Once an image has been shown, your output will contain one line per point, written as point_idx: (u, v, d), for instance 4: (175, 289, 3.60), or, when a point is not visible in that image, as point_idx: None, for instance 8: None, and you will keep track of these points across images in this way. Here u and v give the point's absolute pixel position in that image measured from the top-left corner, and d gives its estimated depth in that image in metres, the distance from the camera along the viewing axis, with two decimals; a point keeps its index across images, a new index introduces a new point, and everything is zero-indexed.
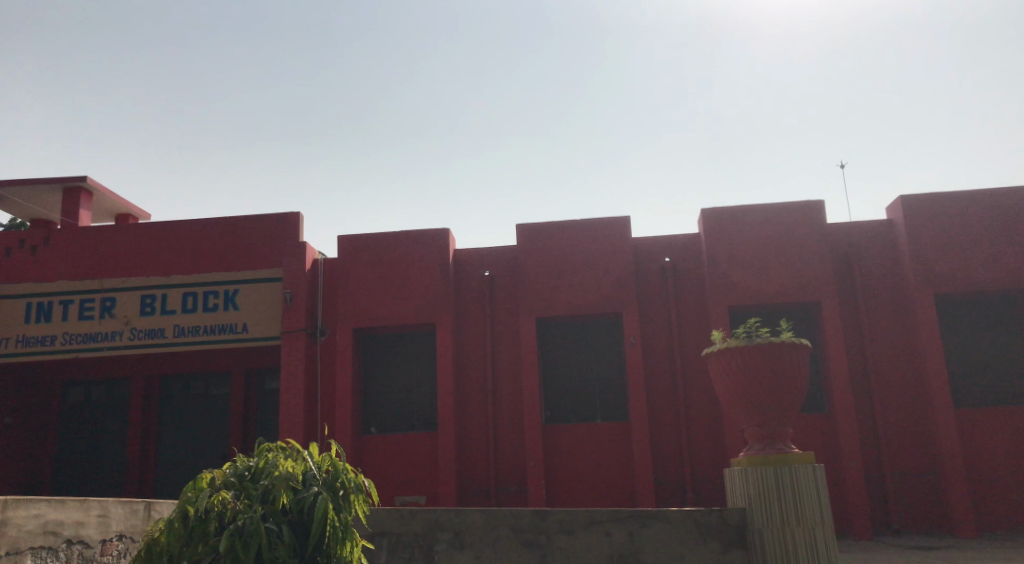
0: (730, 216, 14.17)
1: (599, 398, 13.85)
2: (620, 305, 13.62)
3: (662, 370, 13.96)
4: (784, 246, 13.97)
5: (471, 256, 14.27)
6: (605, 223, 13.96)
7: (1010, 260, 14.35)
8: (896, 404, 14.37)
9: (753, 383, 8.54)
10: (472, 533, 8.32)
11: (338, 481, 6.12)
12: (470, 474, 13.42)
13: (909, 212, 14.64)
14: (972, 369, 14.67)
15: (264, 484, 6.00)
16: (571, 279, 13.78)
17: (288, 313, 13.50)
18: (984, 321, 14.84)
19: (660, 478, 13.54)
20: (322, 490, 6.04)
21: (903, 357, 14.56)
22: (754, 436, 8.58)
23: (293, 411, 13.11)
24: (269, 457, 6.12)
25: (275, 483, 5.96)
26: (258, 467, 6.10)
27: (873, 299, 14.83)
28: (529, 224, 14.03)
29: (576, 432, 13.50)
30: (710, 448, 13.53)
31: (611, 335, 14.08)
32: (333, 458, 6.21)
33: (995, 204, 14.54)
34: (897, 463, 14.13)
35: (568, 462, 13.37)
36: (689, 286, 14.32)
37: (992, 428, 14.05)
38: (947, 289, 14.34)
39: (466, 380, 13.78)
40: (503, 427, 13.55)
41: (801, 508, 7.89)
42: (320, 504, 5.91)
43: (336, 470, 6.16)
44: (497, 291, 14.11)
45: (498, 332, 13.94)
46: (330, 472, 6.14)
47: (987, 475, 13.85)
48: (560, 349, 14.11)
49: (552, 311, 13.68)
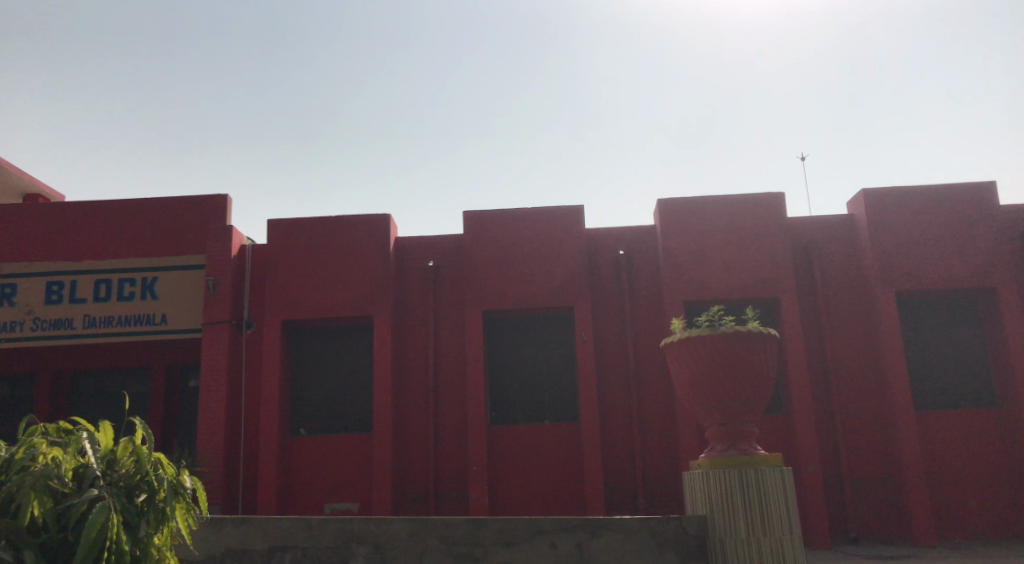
0: (687, 206, 13.41)
1: (549, 398, 12.96)
2: (571, 298, 12.77)
3: (615, 369, 13.13)
4: (744, 239, 13.25)
5: (414, 245, 13.28)
6: (557, 211, 13.11)
7: (974, 256, 13.81)
8: (858, 407, 13.73)
9: (716, 376, 7.74)
10: (395, 546, 7.36)
11: (130, 483, 5.83)
12: (407, 480, 12.42)
13: (872, 205, 14.04)
14: (934, 370, 14.06)
15: (20, 483, 5.55)
16: (520, 271, 12.89)
17: (212, 303, 12.38)
18: (948, 321, 14.27)
19: (610, 483, 12.69)
20: (101, 493, 5.67)
21: (864, 358, 13.93)
22: (716, 434, 7.80)
23: (214, 410, 12.02)
24: (35, 449, 5.68)
25: (32, 485, 5.53)
26: (16, 460, 5.65)
27: (835, 296, 14.20)
28: (475, 211, 13.12)
29: (523, 434, 12.60)
30: (663, 453, 12.74)
31: (562, 331, 13.21)
32: (127, 452, 5.89)
33: (959, 199, 14.01)
34: (858, 470, 13.49)
35: (514, 466, 12.45)
36: (643, 280, 13.53)
37: (954, 431, 13.48)
38: (911, 286, 13.75)
39: (406, 378, 12.79)
40: (445, 429, 12.58)
41: (768, 517, 7.07)
42: (93, 512, 5.52)
43: (132, 469, 5.85)
44: (442, 283, 13.15)
45: (442, 326, 12.99)
46: (125, 471, 5.85)
47: (949, 480, 13.27)
48: (508, 345, 13.19)
49: (499, 304, 12.77)
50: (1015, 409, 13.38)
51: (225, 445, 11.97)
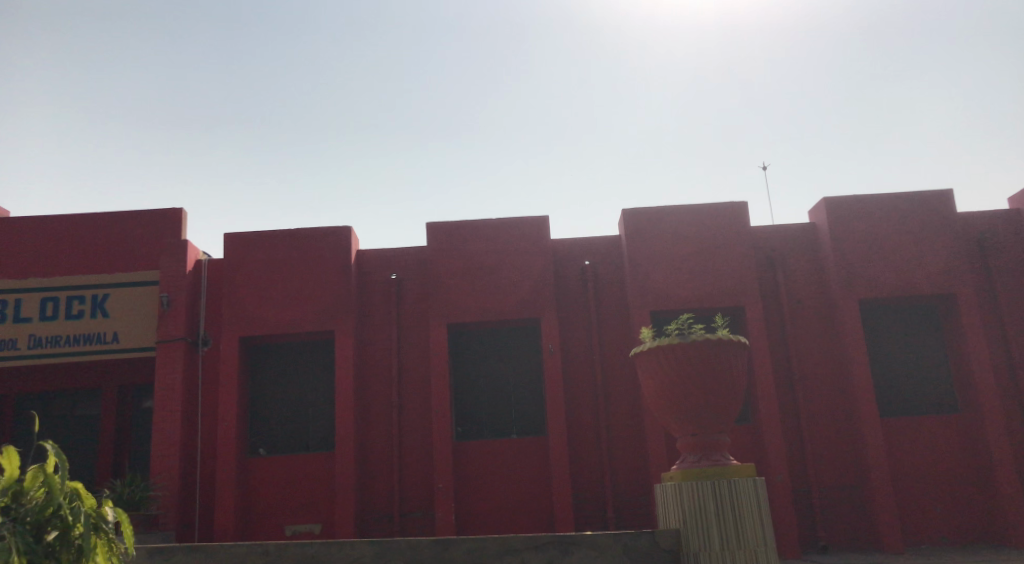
0: (652, 215, 13.31)
1: (515, 411, 12.72)
2: (536, 310, 12.57)
3: (581, 381, 12.94)
4: (709, 248, 13.17)
5: (376, 258, 12.99)
6: (521, 222, 12.92)
7: (935, 263, 13.87)
8: (825, 415, 13.68)
9: (687, 386, 7.58)
10: None
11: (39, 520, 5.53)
12: (371, 500, 12.08)
13: (835, 213, 14.05)
14: (899, 377, 14.06)
15: None
16: (484, 283, 12.66)
17: (166, 320, 11.98)
18: (912, 327, 14.29)
19: (578, 498, 12.46)
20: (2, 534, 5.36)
21: (829, 366, 13.89)
22: (688, 446, 7.66)
23: (169, 431, 11.60)
24: None
25: None
26: None
27: (799, 304, 14.17)
28: (438, 223, 12.88)
29: (489, 450, 12.32)
30: (631, 466, 12.55)
31: (528, 344, 12.99)
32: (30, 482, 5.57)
33: (920, 206, 14.08)
34: (826, 479, 13.42)
35: (481, 483, 12.17)
36: (609, 290, 13.37)
37: (919, 437, 13.47)
38: (874, 293, 13.76)
39: (369, 394, 12.47)
40: (409, 445, 12.29)
41: (743, 529, 6.94)
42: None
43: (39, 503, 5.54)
44: (405, 296, 12.88)
45: (405, 341, 12.70)
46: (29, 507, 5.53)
47: (915, 487, 13.25)
48: (472, 359, 12.94)
49: (463, 317, 12.53)
50: (980, 415, 13.41)
51: (181, 467, 11.55)
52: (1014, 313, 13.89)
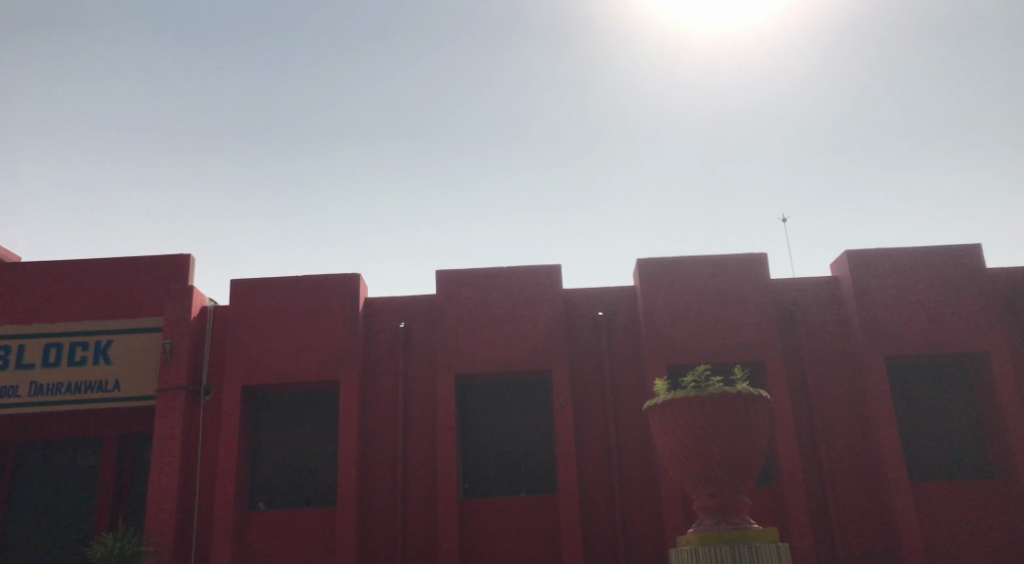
0: (667, 266, 12.94)
1: (526, 467, 12.24)
2: (548, 361, 12.17)
3: (595, 437, 12.45)
4: (727, 299, 12.76)
5: (385, 306, 12.68)
6: (533, 271, 12.60)
7: (963, 318, 13.38)
8: (850, 476, 13.07)
9: (704, 442, 7.13)
10: None
11: None
12: (373, 558, 11.57)
13: (857, 266, 13.63)
14: (927, 437, 13.46)
15: None
16: (494, 333, 12.30)
17: (168, 367, 11.66)
18: (940, 385, 13.73)
19: (591, 560, 11.88)
20: None
21: (854, 424, 13.33)
22: (704, 507, 7.22)
23: (165, 482, 11.20)
24: None
25: None
26: None
27: (822, 359, 13.68)
28: (448, 271, 12.58)
29: (497, 508, 11.82)
30: (646, 526, 11.99)
31: (540, 397, 12.55)
32: None
33: (946, 260, 13.64)
34: (852, 545, 12.76)
35: (488, 542, 11.64)
36: (623, 342, 12.95)
37: (950, 501, 12.82)
38: (900, 349, 13.25)
39: (373, 447, 12.04)
40: (414, 502, 11.81)
41: None
42: None
43: None
44: (413, 346, 12.53)
45: (412, 392, 12.31)
46: None
47: (947, 556, 12.55)
48: (482, 412, 12.51)
49: (472, 368, 12.14)
50: (1014, 478, 12.76)
51: (176, 521, 11.13)
52: None
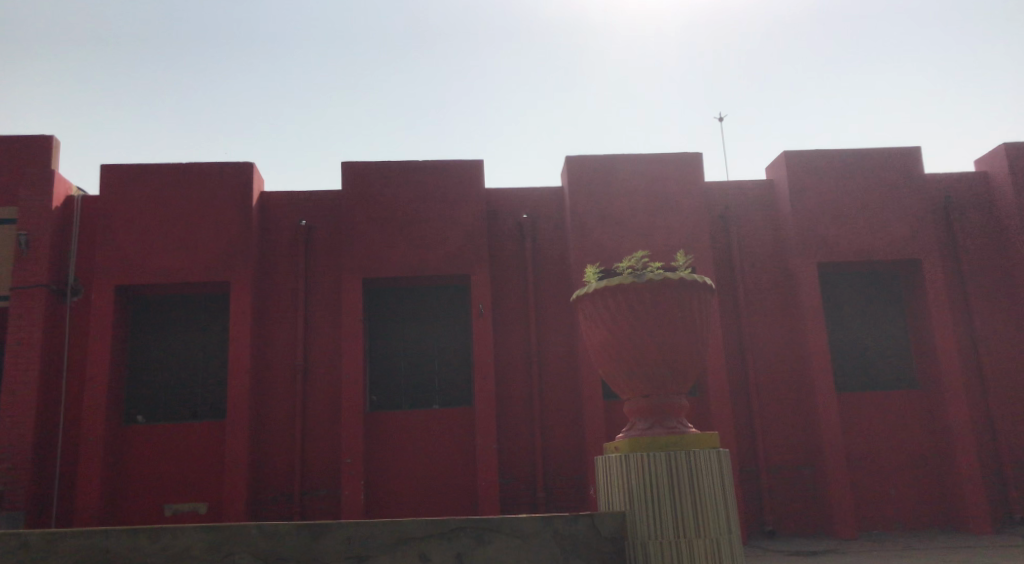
0: (596, 164, 11.85)
1: (438, 379, 11.21)
2: (464, 264, 11.07)
3: (514, 347, 11.47)
4: (659, 201, 11.80)
5: (283, 201, 11.32)
6: (451, 165, 11.39)
7: (901, 225, 12.68)
8: (778, 388, 12.46)
9: (640, 335, 6.21)
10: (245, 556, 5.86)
11: None
12: (268, 476, 10.49)
13: (796, 169, 12.78)
14: (859, 348, 12.89)
15: None
16: (405, 234, 11.11)
17: (25, 264, 10.20)
18: (874, 295, 13.11)
19: (506, 477, 11.01)
20: None
21: (784, 335, 12.66)
22: (636, 409, 6.34)
23: (22, 393, 9.86)
24: None
25: None
26: None
27: (754, 267, 12.89)
28: (354, 163, 11.26)
29: (407, 421, 10.82)
30: (566, 441, 11.17)
31: (455, 303, 11.49)
32: None
33: (886, 163, 12.87)
34: (777, 458, 12.20)
35: (395, 458, 10.67)
36: (547, 247, 11.90)
37: (876, 412, 12.34)
38: (836, 256, 12.53)
39: (269, 356, 10.85)
40: (315, 416, 10.72)
41: (704, 511, 5.94)
42: None
43: None
44: (315, 245, 11.24)
45: (313, 297, 11.09)
46: None
47: (872, 467, 12.12)
48: (391, 319, 11.38)
49: (380, 270, 10.96)
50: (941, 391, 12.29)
51: (37, 437, 9.84)
52: (981, 283, 12.81)
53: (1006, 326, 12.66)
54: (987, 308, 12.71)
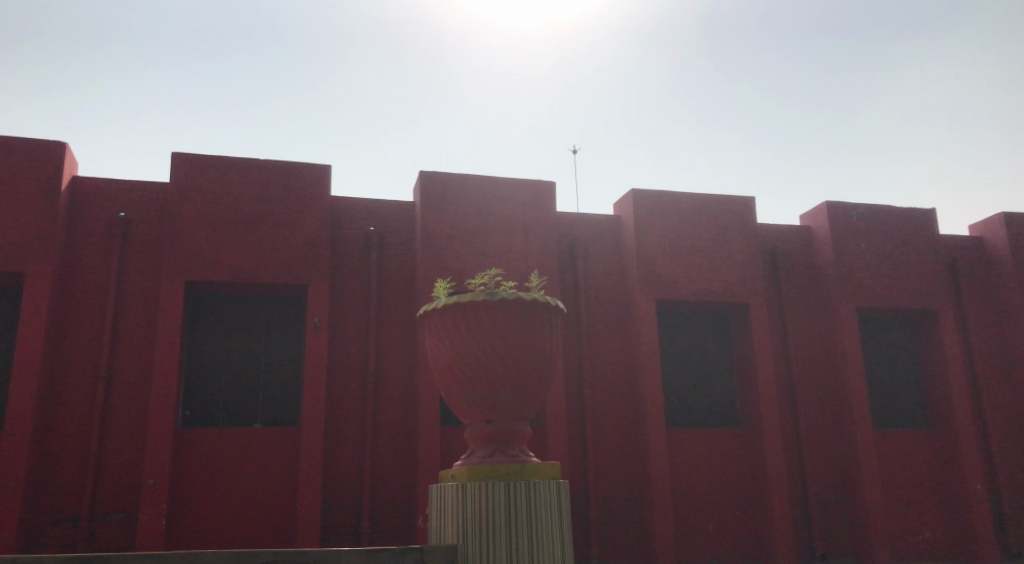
0: (448, 182, 11.47)
1: (262, 395, 10.39)
2: (300, 274, 10.37)
3: (348, 366, 10.82)
4: (509, 225, 11.55)
5: (100, 189, 10.25)
6: (295, 168, 10.70)
7: (739, 269, 13.02)
8: (613, 422, 12.41)
9: (488, 356, 5.83)
10: None
11: None
12: (53, 496, 9.34)
13: (643, 206, 12.90)
14: (693, 387, 13.08)
15: None
16: (236, 237, 10.28)
17: None
18: (709, 335, 13.38)
19: (329, 503, 10.30)
20: None
21: (622, 369, 12.66)
22: (477, 435, 5.95)
23: None
24: None
25: None
26: None
27: (598, 299, 12.87)
28: (186, 155, 10.37)
29: (222, 439, 9.93)
30: (395, 468, 10.58)
31: (287, 315, 10.74)
32: None
33: (728, 208, 13.23)
34: (606, 492, 12.09)
35: (205, 479, 9.75)
36: (391, 263, 11.37)
37: (704, 450, 12.49)
38: (677, 294, 12.69)
39: (66, 359, 9.73)
40: (115, 431, 9.66)
41: (539, 547, 5.59)
42: None
43: None
44: (133, 241, 10.24)
45: (125, 297, 10.06)
46: None
47: (697, 505, 12.23)
48: (215, 327, 10.49)
49: (205, 273, 10.07)
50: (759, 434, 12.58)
51: None
52: (804, 330, 13.30)
53: (825, 373, 13.16)
54: (806, 354, 13.21)
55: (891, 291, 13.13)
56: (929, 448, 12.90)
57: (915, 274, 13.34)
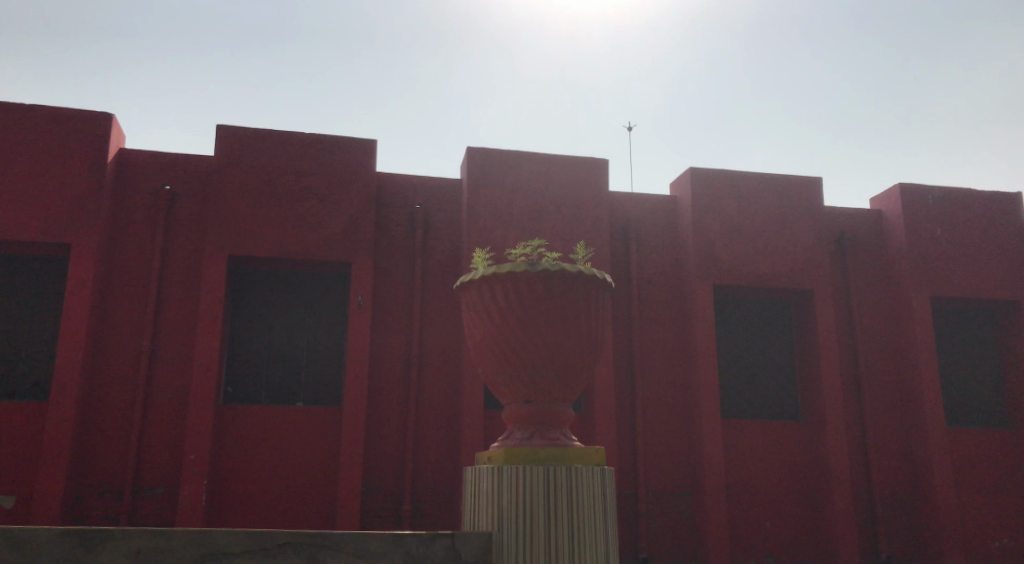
0: (497, 160, 11.10)
1: (304, 373, 10.19)
2: (344, 251, 10.12)
3: (392, 347, 10.55)
4: (560, 204, 11.13)
5: (146, 161, 10.13)
6: (341, 143, 10.44)
7: (803, 253, 12.39)
8: (665, 411, 11.94)
9: (528, 332, 5.46)
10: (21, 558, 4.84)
11: None
12: (95, 470, 9.26)
13: (701, 186, 12.35)
14: (751, 376, 12.52)
15: None
16: (281, 212, 10.07)
17: None
18: (769, 323, 12.80)
19: (370, 486, 10.06)
20: None
21: (677, 357, 12.17)
22: (515, 416, 5.60)
23: None
24: None
25: None
26: None
27: (652, 283, 12.38)
28: (231, 127, 10.18)
29: (263, 417, 9.75)
30: (438, 452, 10.30)
31: (331, 293, 10.51)
32: None
33: (792, 190, 12.59)
34: (657, 482, 11.65)
35: (246, 457, 9.59)
36: (438, 242, 11.05)
37: (761, 443, 11.94)
38: (735, 279, 12.13)
39: (111, 332, 9.64)
40: (157, 407, 9.54)
41: (581, 538, 5.22)
42: None
43: None
44: (177, 214, 10.10)
45: (169, 271, 9.93)
46: None
47: (752, 499, 11.71)
48: (258, 304, 10.31)
49: (248, 248, 9.89)
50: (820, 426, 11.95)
51: None
52: (870, 319, 12.63)
53: (892, 365, 12.48)
54: (873, 345, 12.54)
55: (965, 279, 12.39)
56: (1004, 448, 12.14)
57: (991, 262, 12.56)
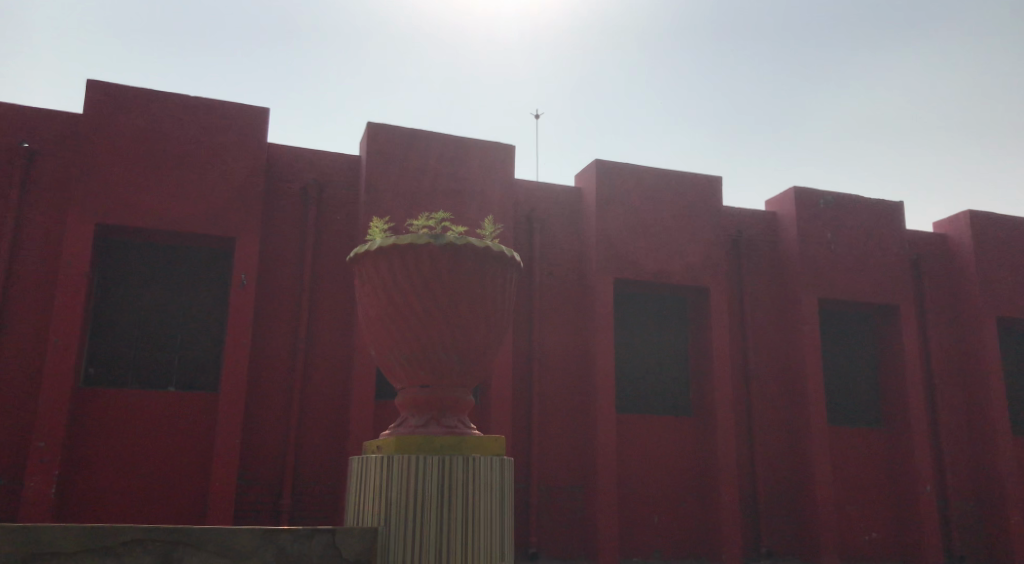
0: (396, 138, 10.55)
1: (177, 354, 9.42)
2: (226, 225, 9.41)
3: (276, 329, 9.89)
4: (460, 187, 10.68)
5: (4, 115, 9.17)
6: (229, 109, 9.69)
7: (702, 250, 12.33)
8: (560, 404, 11.65)
9: (428, 310, 5.00)
10: None
11: None
12: None
13: (605, 178, 12.11)
14: (646, 372, 12.37)
15: None
16: (157, 178, 9.27)
17: None
18: (666, 319, 12.68)
19: (246, 476, 9.38)
20: None
21: (574, 349, 11.90)
22: (410, 402, 5.15)
23: None
24: None
25: None
26: None
27: (552, 273, 12.07)
28: (105, 84, 9.31)
29: (128, 401, 8.95)
30: (321, 442, 9.70)
31: (211, 269, 9.77)
32: None
33: (694, 187, 12.50)
34: (548, 476, 11.34)
35: (107, 444, 8.78)
36: (330, 220, 10.42)
37: (653, 438, 11.80)
38: (635, 273, 11.95)
39: None
40: (5, 387, 8.63)
41: (476, 533, 4.79)
42: None
43: None
44: (37, 175, 9.18)
45: (26, 237, 9.01)
46: None
47: (642, 495, 11.55)
48: (129, 278, 9.47)
49: (118, 216, 9.05)
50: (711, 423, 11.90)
51: None
52: (764, 318, 12.68)
53: (783, 364, 12.57)
54: (765, 343, 12.60)
55: (854, 282, 12.60)
56: (883, 448, 12.39)
57: (880, 266, 12.81)
